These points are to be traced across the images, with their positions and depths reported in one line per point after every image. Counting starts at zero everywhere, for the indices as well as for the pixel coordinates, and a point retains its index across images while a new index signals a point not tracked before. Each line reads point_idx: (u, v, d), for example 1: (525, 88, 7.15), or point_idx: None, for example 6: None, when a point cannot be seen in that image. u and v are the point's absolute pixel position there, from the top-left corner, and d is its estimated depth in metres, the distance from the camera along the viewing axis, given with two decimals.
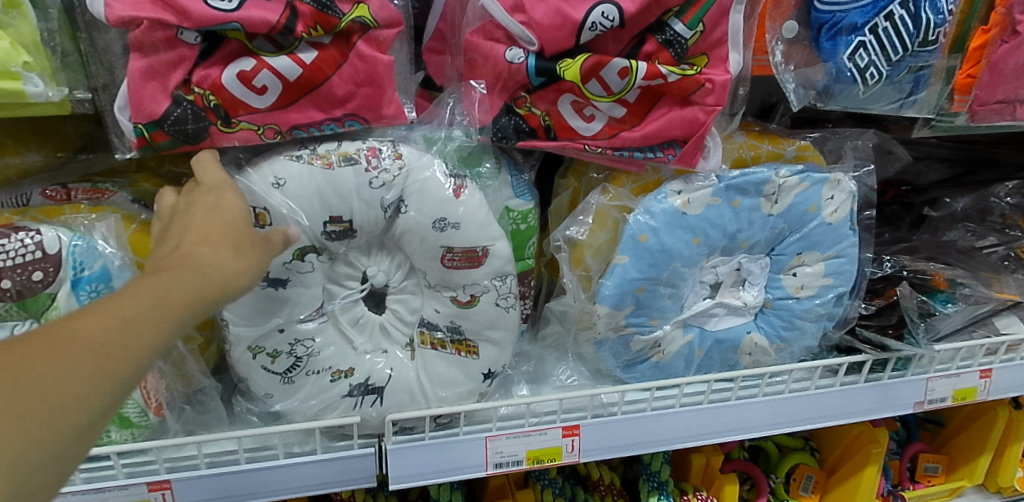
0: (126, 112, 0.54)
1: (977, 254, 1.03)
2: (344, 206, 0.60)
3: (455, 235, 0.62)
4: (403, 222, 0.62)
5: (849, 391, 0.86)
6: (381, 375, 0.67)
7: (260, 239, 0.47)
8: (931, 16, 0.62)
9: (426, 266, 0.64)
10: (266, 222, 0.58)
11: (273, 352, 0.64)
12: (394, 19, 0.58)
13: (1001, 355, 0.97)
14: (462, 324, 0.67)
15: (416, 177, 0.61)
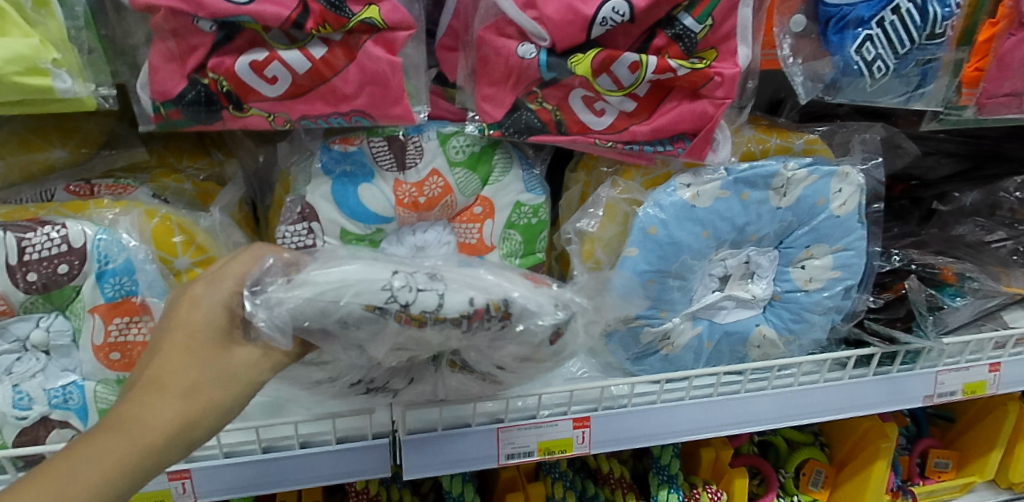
0: (147, 90, 0.58)
1: (986, 248, 1.03)
2: (422, 344, 0.54)
3: (524, 354, 0.58)
4: (480, 344, 0.57)
5: (858, 384, 0.86)
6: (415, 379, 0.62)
7: (228, 378, 0.48)
8: (938, 9, 0.63)
9: (483, 362, 0.60)
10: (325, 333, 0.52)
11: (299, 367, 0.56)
12: (406, 21, 0.57)
13: (1010, 349, 0.97)
14: (495, 366, 0.60)
15: (515, 328, 0.55)
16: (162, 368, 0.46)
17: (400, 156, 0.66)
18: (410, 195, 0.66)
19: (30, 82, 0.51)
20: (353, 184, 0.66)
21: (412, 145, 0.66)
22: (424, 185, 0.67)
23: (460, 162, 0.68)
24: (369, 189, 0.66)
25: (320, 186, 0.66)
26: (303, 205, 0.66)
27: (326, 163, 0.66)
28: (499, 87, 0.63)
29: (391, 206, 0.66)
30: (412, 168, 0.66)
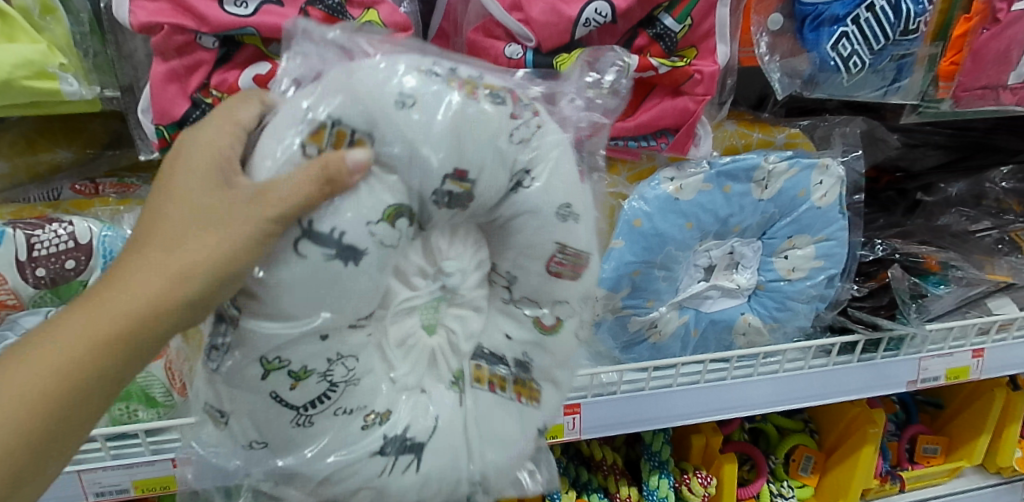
0: (148, 114, 0.58)
1: (971, 238, 1.05)
2: (476, 158, 0.47)
3: (573, 229, 0.52)
4: (528, 195, 0.50)
5: (842, 370, 0.88)
6: (434, 423, 0.53)
7: (227, 221, 0.42)
8: (912, 5, 0.65)
9: (526, 270, 0.52)
10: (384, 220, 0.45)
11: (298, 380, 0.46)
12: (404, 22, 0.61)
13: (994, 335, 0.99)
14: (534, 358, 0.56)
15: (552, 147, 0.51)
16: (161, 212, 0.44)
17: None
18: None
19: (39, 86, 0.52)
20: None
21: None
22: None
23: None
24: None
25: None
26: None
27: None
28: None
29: None
30: None
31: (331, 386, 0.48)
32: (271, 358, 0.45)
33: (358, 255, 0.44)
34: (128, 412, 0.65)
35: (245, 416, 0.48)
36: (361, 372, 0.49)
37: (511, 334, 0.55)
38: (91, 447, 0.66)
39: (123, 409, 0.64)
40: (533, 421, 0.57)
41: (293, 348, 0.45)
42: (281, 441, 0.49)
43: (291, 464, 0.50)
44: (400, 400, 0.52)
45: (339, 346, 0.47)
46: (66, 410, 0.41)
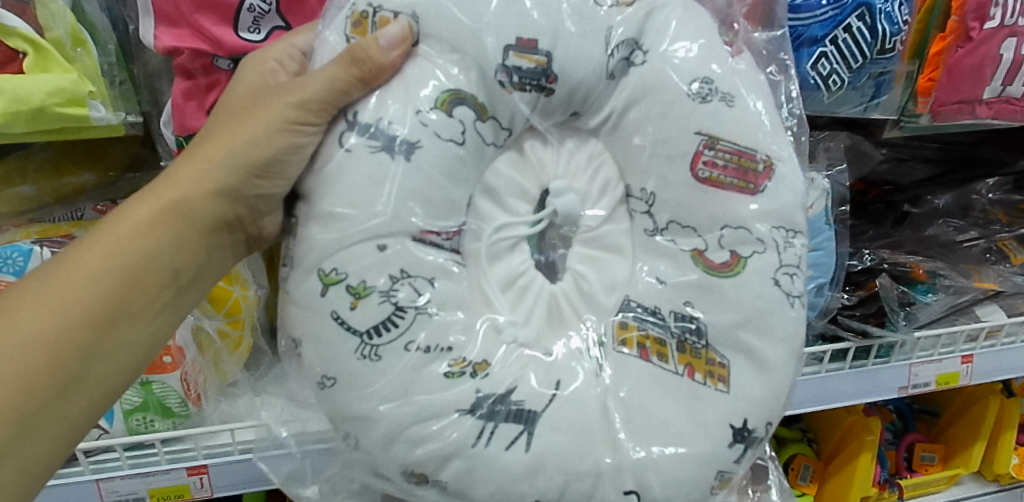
0: (169, 127, 0.62)
1: (959, 247, 1.08)
2: (551, 25, 0.50)
3: (724, 111, 0.52)
4: (642, 73, 0.53)
5: (832, 377, 0.92)
6: (524, 376, 0.52)
7: (259, 116, 0.51)
8: (886, 26, 0.69)
9: (666, 174, 0.54)
10: (438, 109, 0.50)
11: (360, 299, 0.48)
12: None
13: (982, 342, 1.02)
14: (693, 309, 0.53)
15: (659, 20, 0.54)
16: (219, 120, 0.53)
17: None
18: None
19: (68, 112, 0.56)
20: None
21: None
22: None
23: None
24: None
25: None
26: None
27: None
28: None
29: None
30: None
31: (395, 310, 0.49)
32: (332, 269, 0.48)
33: (409, 147, 0.49)
34: (145, 422, 0.67)
35: (316, 351, 0.49)
36: (435, 305, 0.51)
37: (663, 279, 0.54)
38: (109, 456, 0.68)
39: (140, 420, 0.67)
40: (712, 402, 0.51)
41: (347, 258, 0.48)
42: (349, 380, 0.49)
43: (363, 411, 0.49)
44: (501, 350, 0.53)
45: (396, 262, 0.49)
46: (131, 282, 0.47)
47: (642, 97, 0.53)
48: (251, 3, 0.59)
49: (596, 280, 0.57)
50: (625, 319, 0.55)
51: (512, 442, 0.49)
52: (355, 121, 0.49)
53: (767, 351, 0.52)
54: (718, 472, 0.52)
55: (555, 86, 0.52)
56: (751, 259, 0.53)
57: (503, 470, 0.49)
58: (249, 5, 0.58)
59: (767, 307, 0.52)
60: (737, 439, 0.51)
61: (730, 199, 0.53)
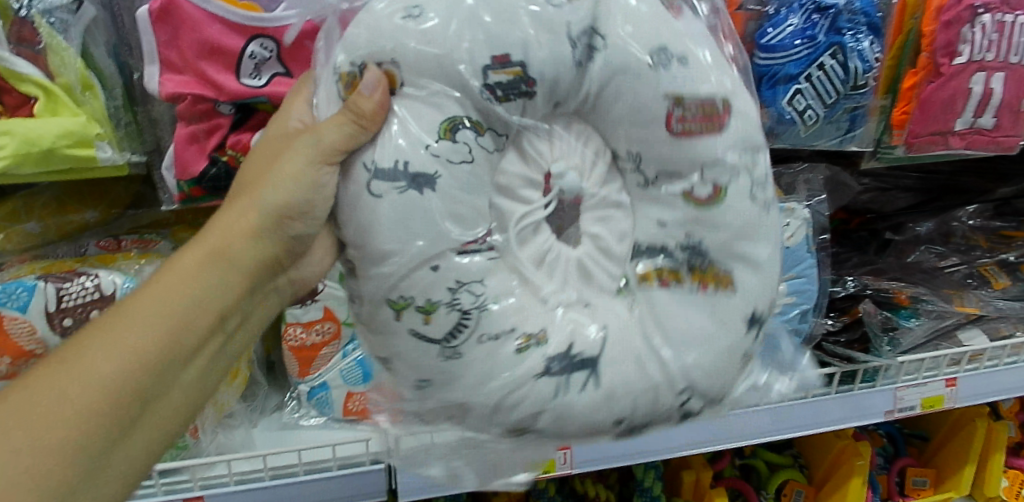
0: (171, 171, 0.63)
1: (941, 273, 1.11)
2: (512, 35, 0.48)
3: (684, 78, 0.50)
4: (607, 55, 0.50)
5: (821, 401, 0.93)
6: (574, 340, 0.51)
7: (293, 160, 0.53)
8: (858, 64, 0.73)
9: (648, 142, 0.51)
10: (441, 138, 0.48)
11: (429, 313, 0.48)
12: None
13: (966, 365, 1.03)
14: (702, 236, 0.51)
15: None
16: (256, 169, 0.55)
17: None
18: None
19: (76, 153, 0.58)
20: None
21: None
22: None
23: None
24: None
25: None
26: None
27: None
28: None
29: None
30: None
31: (459, 315, 0.49)
32: (396, 295, 0.48)
33: (427, 180, 0.47)
34: None
35: (404, 363, 0.50)
36: (487, 297, 0.50)
37: (663, 220, 0.52)
38: None
39: None
40: (733, 307, 0.51)
41: (408, 281, 0.48)
42: (442, 380, 0.50)
43: (461, 397, 0.50)
44: (552, 321, 0.52)
45: (447, 268, 0.48)
46: (187, 319, 0.47)
47: (609, 80, 0.50)
48: (251, 50, 0.61)
49: (607, 232, 0.54)
50: (636, 254, 0.53)
51: (593, 386, 0.50)
52: (372, 170, 0.48)
53: (761, 257, 0.52)
54: (744, 354, 0.53)
55: (536, 89, 0.49)
56: (733, 184, 0.51)
57: (604, 406, 0.50)
58: (249, 52, 0.61)
59: (750, 212, 0.51)
60: (751, 325, 0.52)
61: (703, 147, 0.50)
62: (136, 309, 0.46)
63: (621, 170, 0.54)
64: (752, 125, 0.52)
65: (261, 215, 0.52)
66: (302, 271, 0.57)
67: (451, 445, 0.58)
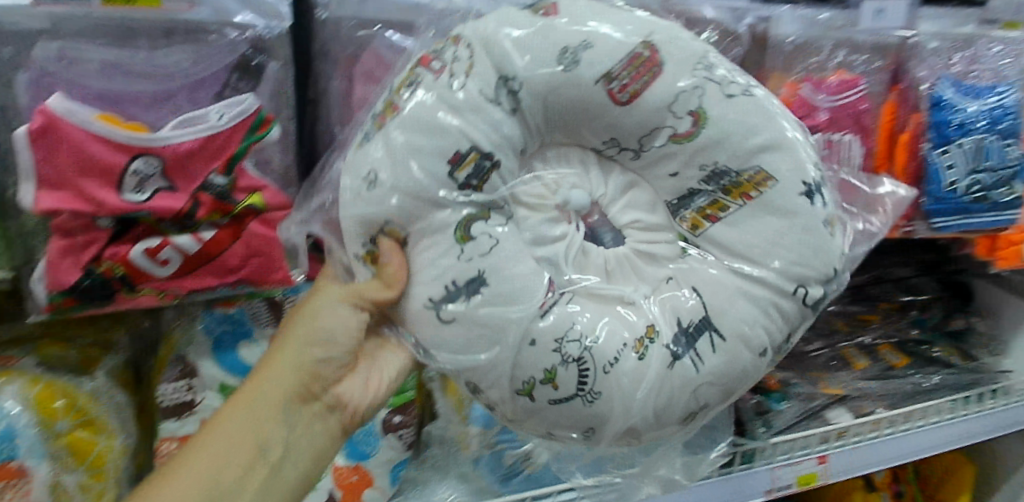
0: (41, 283, 0.60)
1: (807, 357, 1.19)
2: (449, 142, 0.55)
3: (597, 50, 0.57)
4: (530, 82, 0.57)
5: (702, 485, 0.97)
6: (673, 318, 0.59)
7: (312, 311, 0.62)
8: None
9: (622, 129, 0.60)
10: (464, 243, 0.55)
11: (552, 377, 0.56)
12: (285, 202, 0.68)
13: (833, 443, 1.09)
14: (716, 161, 0.59)
15: (492, 40, 0.58)
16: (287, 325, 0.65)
17: (277, 313, 0.78)
18: None
19: None
20: (233, 342, 0.75)
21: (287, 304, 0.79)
22: None
23: None
24: (247, 344, 0.75)
25: (201, 344, 0.74)
26: (185, 363, 0.73)
27: (207, 325, 0.75)
28: None
29: None
30: None
31: (572, 361, 0.56)
32: (524, 379, 0.56)
33: (482, 287, 0.55)
34: None
35: (600, 414, 0.58)
36: (584, 331, 0.57)
37: (673, 172, 0.62)
38: None
39: None
40: (777, 201, 0.58)
41: (518, 365, 0.56)
42: (609, 416, 0.58)
43: (624, 424, 0.58)
44: (637, 328, 0.59)
45: (542, 332, 0.56)
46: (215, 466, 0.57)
47: (545, 101, 0.58)
48: (134, 167, 0.59)
49: (648, 215, 0.64)
50: (682, 206, 0.63)
51: (717, 344, 0.58)
52: (435, 306, 0.56)
53: (767, 143, 0.59)
54: (822, 220, 0.59)
55: (494, 155, 0.57)
56: (704, 104, 0.59)
57: (757, 330, 0.59)
58: (132, 168, 0.59)
59: (731, 105, 0.59)
60: (812, 195, 0.59)
61: (649, 97, 0.58)
62: (185, 466, 0.57)
63: (610, 157, 0.64)
64: (688, 45, 0.60)
65: (281, 362, 0.61)
66: (342, 391, 0.63)
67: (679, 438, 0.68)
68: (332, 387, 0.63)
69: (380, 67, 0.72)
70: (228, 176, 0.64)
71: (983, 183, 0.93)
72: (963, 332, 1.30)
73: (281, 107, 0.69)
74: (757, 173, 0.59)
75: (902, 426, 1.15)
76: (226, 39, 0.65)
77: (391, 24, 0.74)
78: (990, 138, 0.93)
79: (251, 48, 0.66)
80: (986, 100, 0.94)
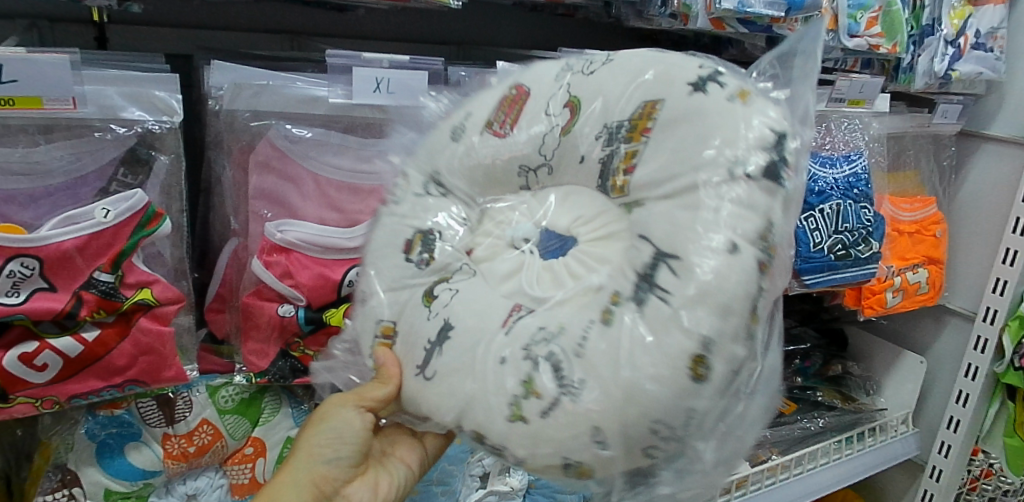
0: None
1: None
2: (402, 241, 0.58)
3: (477, 115, 0.61)
4: (448, 164, 0.60)
5: None
6: (626, 269, 0.45)
7: (327, 416, 0.61)
8: None
9: (518, 144, 0.57)
10: (430, 304, 0.53)
11: (532, 386, 0.46)
12: (176, 295, 0.66)
13: (733, 493, 1.08)
14: (613, 117, 0.52)
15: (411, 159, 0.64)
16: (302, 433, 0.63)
17: (168, 412, 0.73)
18: (179, 446, 0.73)
19: None
20: (118, 444, 0.71)
21: (180, 400, 0.73)
22: (192, 435, 0.74)
23: (231, 409, 0.76)
24: (136, 447, 0.72)
25: (83, 452, 0.70)
26: (65, 472, 0.70)
27: (91, 428, 0.70)
28: (265, 343, 0.74)
29: (161, 460, 0.72)
30: (181, 421, 0.73)
31: (534, 360, 0.46)
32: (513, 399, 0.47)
33: (452, 331, 0.51)
34: None
35: (600, 437, 0.45)
36: (549, 326, 0.47)
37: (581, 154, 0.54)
38: None
39: None
40: (674, 111, 0.48)
41: (495, 385, 0.48)
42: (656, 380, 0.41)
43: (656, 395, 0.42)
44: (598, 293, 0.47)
45: (513, 345, 0.47)
46: None
47: (462, 168, 0.59)
48: (10, 268, 0.56)
49: (588, 208, 0.53)
50: (603, 174, 0.52)
51: (678, 270, 0.43)
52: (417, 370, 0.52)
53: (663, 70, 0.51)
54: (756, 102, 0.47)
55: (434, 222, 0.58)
56: (574, 91, 0.56)
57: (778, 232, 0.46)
58: (7, 269, 0.56)
59: (599, 75, 0.55)
60: (706, 85, 0.48)
61: (528, 117, 0.57)
62: None
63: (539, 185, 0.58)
64: (550, 70, 0.61)
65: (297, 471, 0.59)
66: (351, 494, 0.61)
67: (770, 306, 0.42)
68: (342, 488, 0.61)
69: (277, 158, 0.74)
70: (115, 272, 0.61)
71: (844, 243, 1.04)
72: (843, 376, 1.39)
73: (173, 201, 0.68)
74: (643, 106, 0.50)
75: (796, 470, 1.17)
76: (112, 135, 0.64)
77: (288, 115, 0.75)
78: (846, 203, 1.04)
79: (139, 143, 0.65)
80: (840, 170, 1.06)
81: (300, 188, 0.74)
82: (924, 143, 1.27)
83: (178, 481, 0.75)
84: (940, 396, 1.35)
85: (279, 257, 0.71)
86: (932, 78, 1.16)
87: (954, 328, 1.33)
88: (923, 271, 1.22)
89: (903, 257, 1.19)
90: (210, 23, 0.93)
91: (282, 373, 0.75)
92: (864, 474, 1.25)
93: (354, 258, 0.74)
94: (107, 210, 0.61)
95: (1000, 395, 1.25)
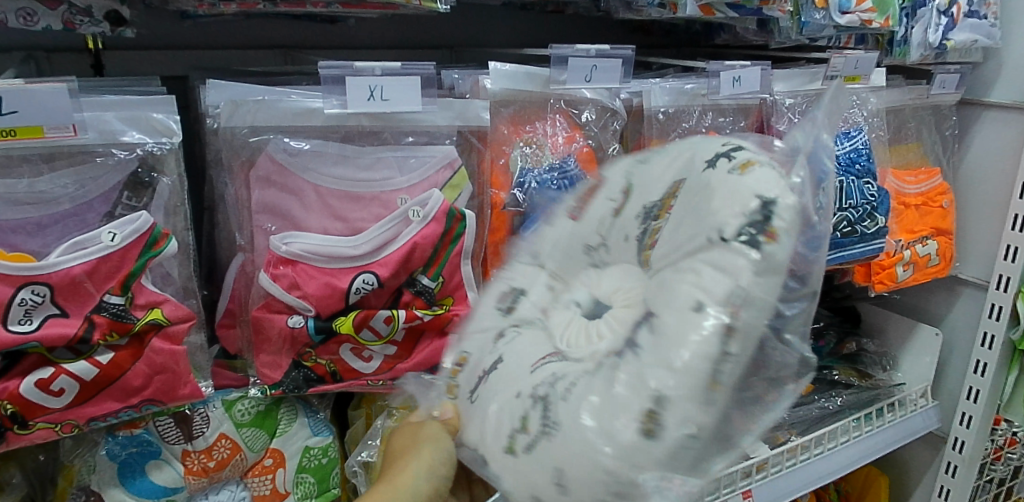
0: None
1: None
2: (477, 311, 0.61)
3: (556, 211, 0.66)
4: (546, 235, 0.63)
5: None
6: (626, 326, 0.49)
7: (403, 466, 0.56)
8: None
9: (587, 231, 0.61)
10: (493, 342, 0.57)
11: (526, 423, 0.49)
12: (186, 313, 0.67)
13: (755, 476, 1.07)
14: (652, 195, 0.57)
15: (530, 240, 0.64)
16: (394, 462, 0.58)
17: (186, 428, 0.73)
18: (199, 462, 0.74)
19: None
20: (140, 463, 0.72)
21: (198, 416, 0.74)
22: (212, 449, 0.75)
23: (248, 422, 0.77)
24: (157, 464, 0.73)
25: (106, 472, 0.72)
26: (88, 493, 0.71)
27: (110, 449, 0.71)
28: (277, 354, 0.74)
29: (182, 476, 0.74)
30: (200, 437, 0.74)
31: (540, 401, 0.49)
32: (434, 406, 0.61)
33: (500, 363, 0.54)
34: None
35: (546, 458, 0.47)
36: (556, 371, 0.50)
37: (631, 232, 0.57)
38: None
39: None
40: (691, 190, 0.53)
41: (505, 419, 0.51)
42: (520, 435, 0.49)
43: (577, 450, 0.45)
44: (609, 344, 0.50)
45: (522, 379, 0.51)
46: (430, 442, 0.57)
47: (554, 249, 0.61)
48: (21, 297, 0.57)
49: (625, 278, 0.55)
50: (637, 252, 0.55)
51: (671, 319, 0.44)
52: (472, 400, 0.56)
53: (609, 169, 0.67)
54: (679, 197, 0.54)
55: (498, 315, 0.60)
56: (633, 179, 0.61)
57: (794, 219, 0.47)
58: (19, 298, 0.57)
59: (656, 159, 0.60)
60: (720, 159, 0.52)
61: (597, 203, 0.62)
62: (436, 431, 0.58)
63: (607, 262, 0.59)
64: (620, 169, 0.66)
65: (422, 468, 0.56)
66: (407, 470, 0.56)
67: (638, 375, 0.44)
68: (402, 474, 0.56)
69: (277, 172, 0.74)
70: (124, 294, 0.62)
71: (849, 219, 1.04)
72: (858, 353, 1.38)
73: (177, 220, 0.69)
74: (672, 189, 0.56)
75: (818, 450, 1.16)
76: (113, 159, 0.65)
77: (285, 128, 0.76)
78: (847, 180, 1.04)
79: (140, 165, 0.66)
80: (840, 146, 1.05)
81: (301, 199, 0.75)
82: (924, 115, 1.26)
83: (201, 496, 0.76)
84: (959, 368, 1.34)
85: (285, 268, 0.72)
86: (927, 49, 1.16)
87: (967, 298, 1.32)
88: (933, 243, 1.21)
89: (911, 231, 1.19)
90: (201, 42, 0.94)
91: (301, 386, 0.76)
92: (887, 449, 1.24)
93: (358, 266, 0.73)
94: (110, 232, 0.62)
95: (1018, 363, 1.26)
